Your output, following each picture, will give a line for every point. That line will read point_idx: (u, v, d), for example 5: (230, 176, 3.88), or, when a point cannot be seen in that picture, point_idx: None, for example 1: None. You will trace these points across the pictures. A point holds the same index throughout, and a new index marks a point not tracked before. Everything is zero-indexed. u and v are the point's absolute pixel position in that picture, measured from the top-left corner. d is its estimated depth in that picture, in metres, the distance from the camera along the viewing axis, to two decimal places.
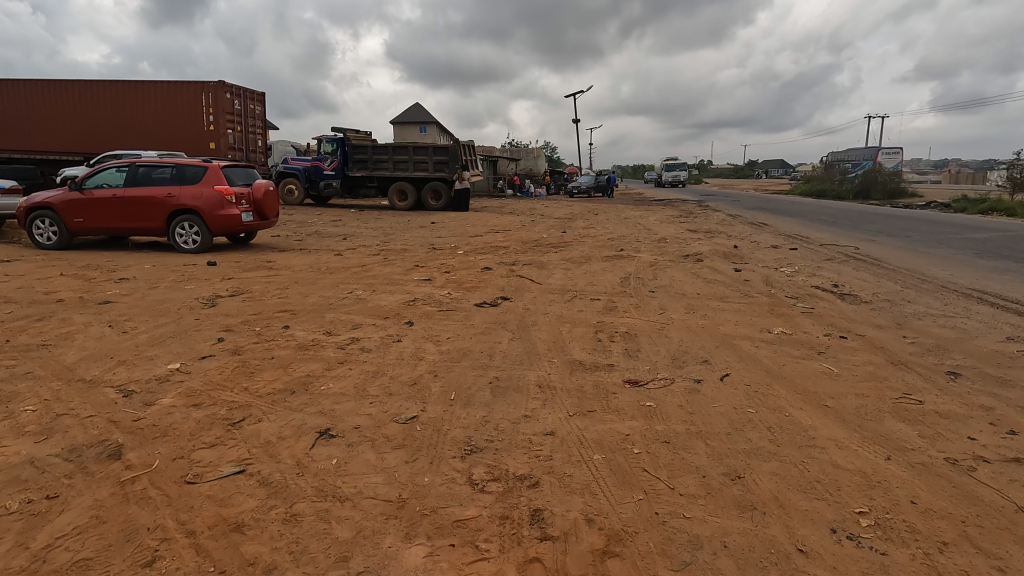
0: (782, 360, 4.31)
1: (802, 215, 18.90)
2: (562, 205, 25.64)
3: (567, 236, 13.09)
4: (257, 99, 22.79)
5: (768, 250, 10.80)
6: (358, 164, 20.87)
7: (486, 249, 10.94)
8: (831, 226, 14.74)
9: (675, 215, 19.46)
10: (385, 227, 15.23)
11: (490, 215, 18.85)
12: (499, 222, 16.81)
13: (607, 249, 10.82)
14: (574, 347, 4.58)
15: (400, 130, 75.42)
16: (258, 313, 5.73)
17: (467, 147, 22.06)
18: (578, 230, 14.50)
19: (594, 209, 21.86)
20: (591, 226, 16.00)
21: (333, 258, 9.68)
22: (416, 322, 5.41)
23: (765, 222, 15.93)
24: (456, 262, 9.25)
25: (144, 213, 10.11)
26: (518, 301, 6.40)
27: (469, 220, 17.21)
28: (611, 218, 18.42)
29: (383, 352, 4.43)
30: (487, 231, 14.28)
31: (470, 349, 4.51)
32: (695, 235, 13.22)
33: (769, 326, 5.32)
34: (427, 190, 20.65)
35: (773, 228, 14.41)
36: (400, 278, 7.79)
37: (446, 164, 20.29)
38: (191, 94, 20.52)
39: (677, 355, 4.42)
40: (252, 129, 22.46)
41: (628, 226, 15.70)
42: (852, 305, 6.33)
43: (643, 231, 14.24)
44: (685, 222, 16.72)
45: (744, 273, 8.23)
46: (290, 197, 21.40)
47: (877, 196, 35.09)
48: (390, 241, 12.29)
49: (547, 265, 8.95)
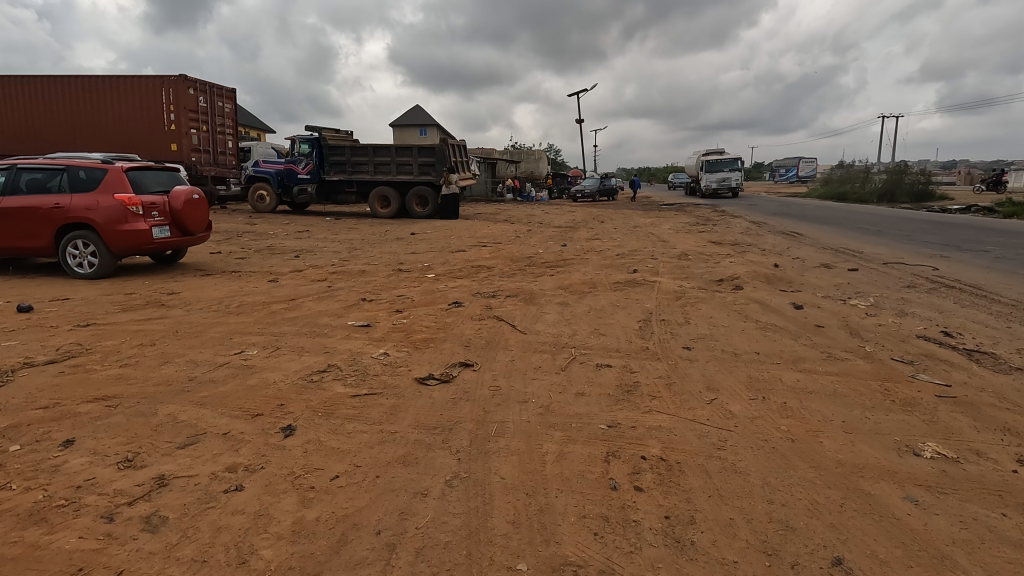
0: (999, 562, 2.07)
1: (838, 222, 16.53)
2: (563, 211, 23.40)
3: (566, 252, 10.86)
4: (227, 95, 20.70)
5: (822, 272, 8.55)
6: (335, 167, 18.74)
7: (465, 271, 8.75)
8: (880, 236, 12.50)
9: (690, 223, 17.15)
10: (354, 240, 13.01)
11: (481, 224, 16.69)
12: (490, 233, 14.59)
13: (616, 271, 8.60)
14: (563, 507, 2.40)
15: (399, 133, 73.64)
16: (55, 402, 3.55)
17: (458, 148, 19.91)
18: (581, 244, 12.25)
19: (599, 217, 19.54)
20: (596, 237, 13.75)
21: (266, 286, 7.58)
22: (302, 426, 3.22)
23: (800, 232, 13.64)
24: (418, 292, 7.05)
25: (27, 228, 7.99)
26: (485, 367, 4.24)
27: (455, 230, 15.04)
28: (619, 227, 16.13)
29: (181, 536, 2.22)
30: (471, 245, 12.06)
31: (360, 521, 2.30)
32: (721, 250, 10.97)
33: (909, 437, 3.08)
34: (412, 194, 18.43)
35: (814, 240, 12.12)
36: (331, 320, 5.62)
37: (433, 166, 18.13)
38: (149, 90, 18.45)
39: (774, 541, 2.19)
40: (221, 128, 20.37)
41: (638, 237, 13.46)
42: (1006, 377, 4.08)
43: (658, 244, 12.00)
44: (705, 232, 14.44)
45: (807, 310, 6.02)
46: (262, 203, 19.36)
47: (903, 198, 32.77)
48: (351, 259, 10.12)
49: (537, 297, 6.76)
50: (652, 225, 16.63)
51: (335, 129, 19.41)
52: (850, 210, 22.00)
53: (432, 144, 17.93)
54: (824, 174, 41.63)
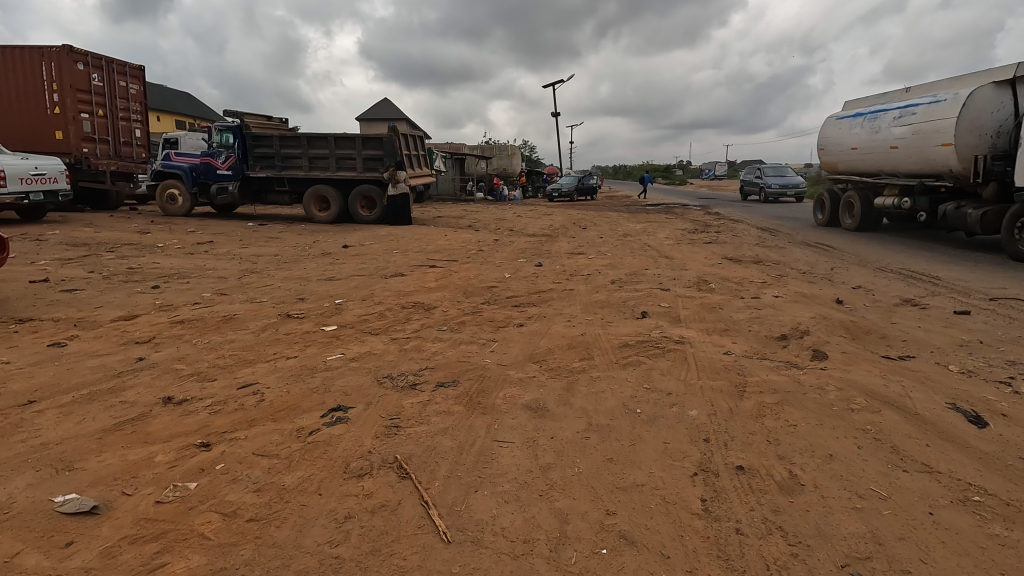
0: None
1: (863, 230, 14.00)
2: (538, 213, 20.52)
3: (542, 278, 7.92)
4: (133, 75, 17.17)
5: (919, 317, 5.79)
6: (262, 162, 15.47)
7: (388, 318, 5.74)
8: (938, 251, 9.90)
9: (690, 231, 14.38)
10: (263, 257, 9.92)
11: (439, 231, 13.73)
12: (446, 245, 11.58)
13: (617, 320, 5.72)
14: None
15: (366, 127, 70.01)
16: None
17: (415, 141, 16.83)
18: (563, 263, 9.33)
19: (579, 222, 16.65)
20: (582, 252, 10.87)
21: (35, 355, 4.49)
22: None
23: (833, 246, 10.94)
24: (280, 378, 4.00)
25: None
26: None
27: (404, 240, 12.06)
28: (605, 237, 13.25)
29: None
30: (416, 266, 9.03)
31: None
32: (751, 273, 8.21)
33: None
34: (356, 195, 15.27)
35: (861, 257, 9.47)
36: (36, 483, 2.61)
37: (381, 161, 14.97)
38: (25, 64, 14.85)
39: None
40: (125, 113, 16.84)
41: (633, 252, 10.66)
42: None
43: (663, 263, 9.19)
44: (715, 243, 11.70)
45: (1001, 430, 3.15)
46: (174, 206, 16.08)
47: None
48: (232, 292, 7.02)
49: (491, 388, 3.81)
50: (645, 233, 13.78)
51: (264, 116, 16.10)
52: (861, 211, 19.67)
53: (380, 134, 14.79)
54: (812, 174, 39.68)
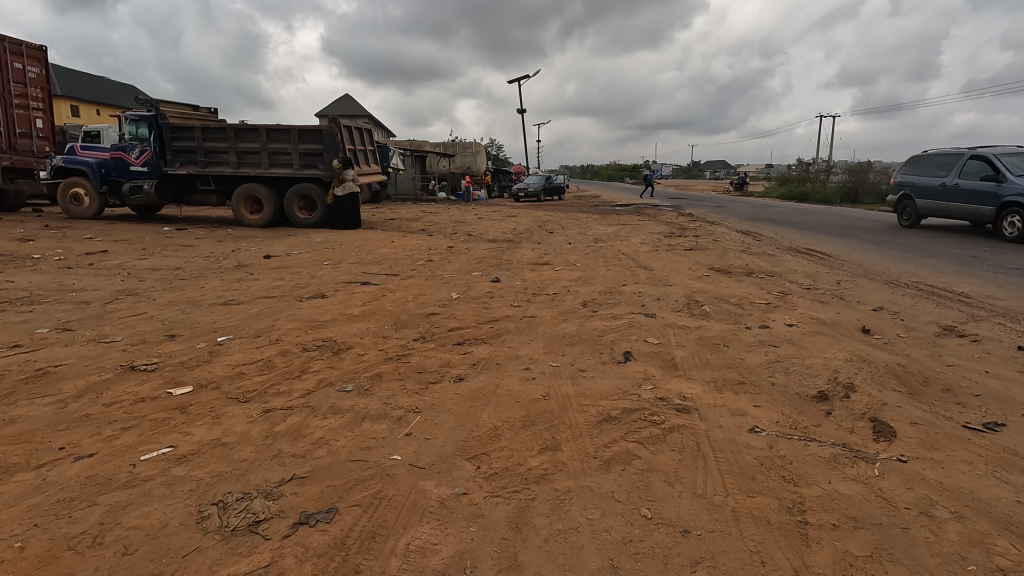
0: None
1: (852, 234, 12.95)
2: (502, 214, 18.99)
3: (496, 300, 6.40)
4: (32, 57, 14.87)
5: (981, 357, 4.46)
6: (181, 157, 13.47)
7: (277, 370, 4.12)
8: (947, 260, 8.80)
9: (666, 235, 13.07)
10: (159, 272, 8.11)
11: (387, 236, 12.05)
12: (392, 254, 9.91)
13: (591, 366, 4.25)
14: None
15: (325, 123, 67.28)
16: None
17: (364, 137, 15.06)
18: (525, 277, 7.84)
19: (546, 225, 15.15)
20: (548, 261, 9.41)
21: None
22: None
23: (830, 254, 9.76)
24: (31, 511, 2.37)
25: None
26: None
27: (342, 248, 10.36)
28: (574, 242, 11.80)
29: None
30: (345, 283, 7.37)
31: None
32: (748, 290, 6.88)
33: None
34: (292, 195, 13.39)
35: (866, 268, 8.28)
36: None
37: (321, 158, 13.15)
38: None
39: None
40: (21, 100, 14.55)
41: (607, 262, 9.24)
42: None
43: (643, 277, 7.79)
44: (698, 251, 10.40)
45: None
46: (79, 207, 13.96)
47: (869, 199, 30.69)
48: (81, 327, 5.26)
49: (389, 527, 2.27)
50: (618, 237, 12.41)
51: (186, 105, 14.12)
52: (842, 213, 18.79)
53: (319, 127, 13.00)
54: (781, 173, 39.27)
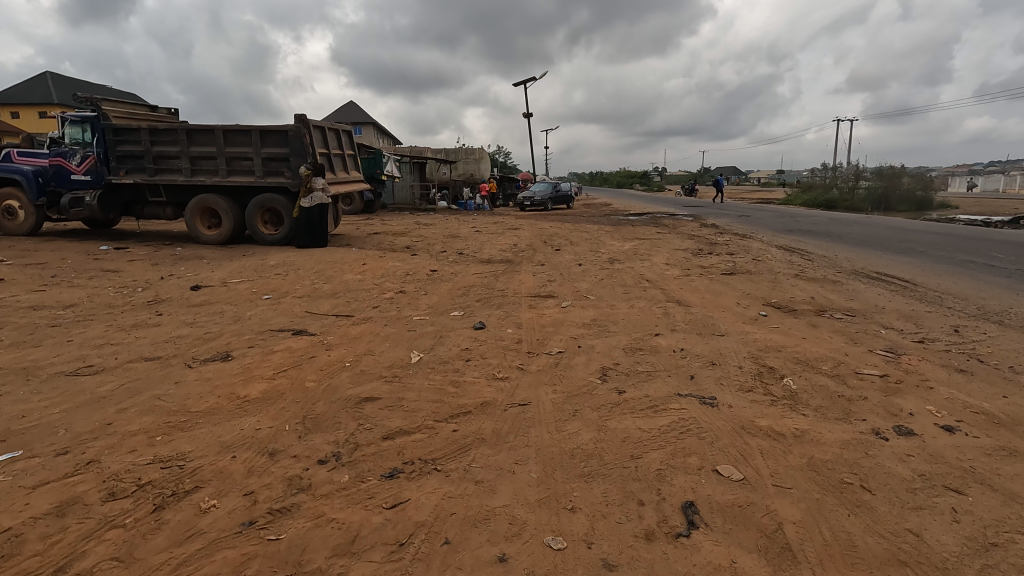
0: None
1: (918, 251, 10.81)
2: (504, 227, 17.03)
3: (474, 366, 4.37)
4: None
5: None
6: (127, 163, 11.61)
7: (9, 568, 2.13)
8: None
9: (694, 252, 11.04)
10: (40, 311, 6.17)
11: (361, 256, 10.10)
12: (357, 282, 7.94)
13: (626, 556, 2.20)
14: None
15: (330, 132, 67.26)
16: None
17: (344, 141, 13.14)
18: (520, 320, 5.81)
19: (551, 241, 13.15)
20: (552, 293, 7.38)
21: None
22: None
23: (912, 281, 7.68)
24: None
25: None
26: None
27: (299, 273, 8.42)
28: (584, 264, 9.78)
29: None
30: (273, 332, 5.40)
31: None
32: (838, 345, 4.81)
33: None
34: (255, 207, 11.47)
35: (979, 305, 6.20)
36: None
37: (287, 163, 11.23)
38: None
39: None
40: None
41: (628, 295, 7.19)
42: None
43: (680, 322, 5.73)
44: (741, 277, 8.33)
45: None
46: (14, 222, 12.14)
47: (902, 207, 28.64)
48: None
49: None
50: (637, 256, 10.37)
51: (137, 104, 12.28)
52: (889, 223, 16.56)
53: (284, 128, 11.10)
54: (803, 178, 37.22)
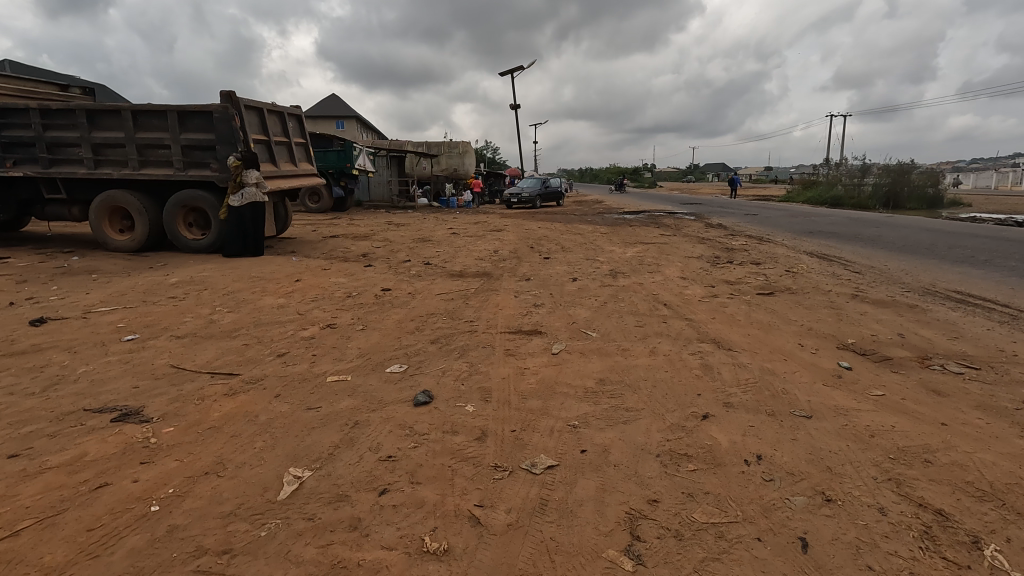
0: None
1: (983, 260, 8.97)
2: (485, 228, 15.00)
3: (390, 511, 2.37)
4: None
5: None
6: (16, 152, 9.44)
7: None
8: None
9: (713, 262, 9.11)
10: None
11: (300, 268, 8.03)
12: (277, 309, 5.90)
13: None
14: None
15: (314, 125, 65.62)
16: None
17: (293, 128, 11.00)
18: (489, 385, 3.81)
19: (539, 246, 11.15)
20: (540, 328, 5.39)
21: None
22: None
23: (1017, 308, 5.80)
24: None
25: None
26: None
27: (204, 294, 6.35)
28: (580, 279, 7.80)
29: None
30: (87, 412, 3.35)
31: None
32: (1018, 448, 2.86)
33: None
34: (175, 206, 9.34)
35: None
36: None
37: (213, 152, 9.11)
38: None
39: None
40: None
41: (643, 331, 5.21)
42: None
43: (732, 386, 3.76)
44: (786, 299, 6.39)
45: None
46: None
47: (912, 205, 27.05)
48: None
49: None
50: (645, 269, 8.42)
51: (33, 80, 10.06)
52: (918, 224, 14.78)
53: (209, 108, 8.97)
54: (804, 174, 35.56)
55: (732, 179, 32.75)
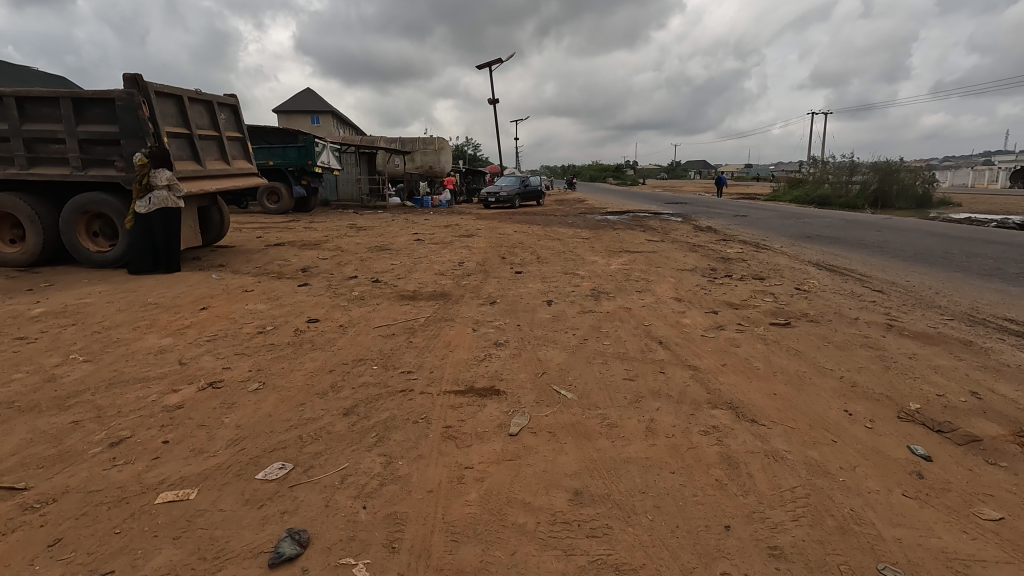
0: None
1: (1014, 274, 7.90)
2: (455, 232, 13.62)
3: None
4: None
5: None
6: None
7: None
8: None
9: (710, 278, 7.89)
10: None
11: (217, 290, 6.60)
12: (155, 355, 4.47)
13: None
14: None
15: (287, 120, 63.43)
16: None
17: (225, 120, 9.49)
18: (405, 509, 2.49)
19: (511, 256, 9.82)
20: (499, 383, 4.06)
21: None
22: None
23: None
24: None
25: None
26: None
27: (69, 333, 4.89)
28: (556, 302, 6.49)
29: None
30: None
31: None
32: None
33: None
34: (74, 212, 7.80)
35: None
36: None
37: (117, 147, 7.59)
38: None
39: None
40: None
41: (635, 390, 3.91)
42: None
43: (776, 507, 2.48)
44: (810, 333, 5.15)
45: None
46: None
47: (901, 204, 26.32)
48: None
49: None
50: (633, 287, 7.15)
51: None
52: (922, 227, 13.78)
53: (111, 95, 7.44)
54: (790, 172, 34.81)
55: (717, 178, 31.79)
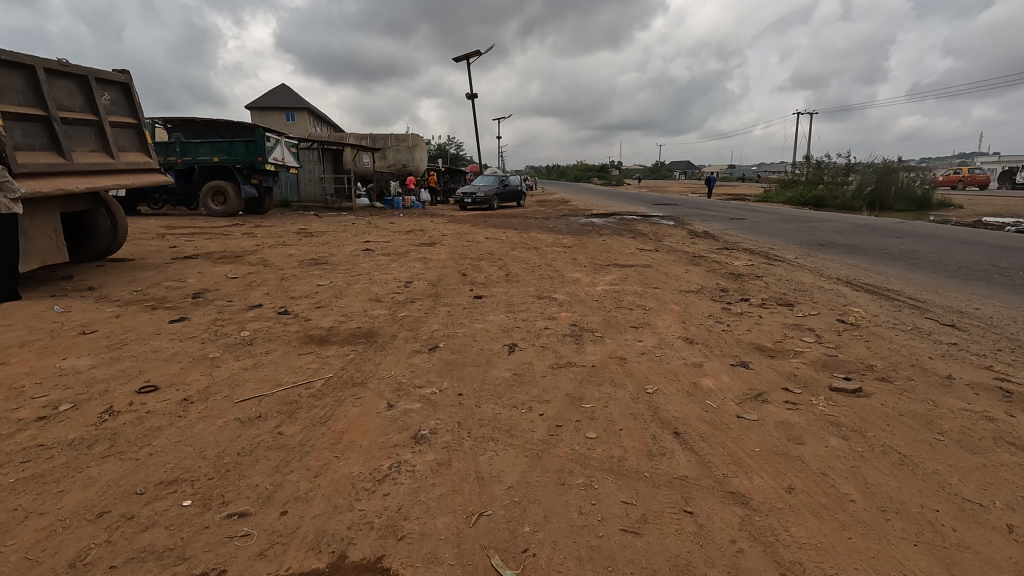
0: None
1: None
2: (416, 240, 11.71)
3: None
4: None
5: None
6: None
7: None
8: None
9: (724, 306, 6.13)
10: None
11: (42, 332, 4.64)
12: None
13: None
14: None
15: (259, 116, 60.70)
16: None
17: (108, 101, 7.46)
18: None
19: (475, 272, 7.96)
20: (396, 549, 2.21)
21: None
22: None
23: None
24: None
25: None
26: None
27: None
28: (522, 347, 4.66)
29: None
30: None
31: None
32: None
33: None
34: None
35: None
36: None
37: None
38: None
39: None
40: None
41: (644, 569, 2.09)
42: None
43: None
44: (900, 410, 3.38)
45: None
46: None
47: (900, 206, 25.04)
48: None
49: None
50: (626, 322, 5.35)
51: None
52: (945, 233, 12.26)
53: None
54: (780, 172, 33.48)
55: (706, 178, 30.24)
